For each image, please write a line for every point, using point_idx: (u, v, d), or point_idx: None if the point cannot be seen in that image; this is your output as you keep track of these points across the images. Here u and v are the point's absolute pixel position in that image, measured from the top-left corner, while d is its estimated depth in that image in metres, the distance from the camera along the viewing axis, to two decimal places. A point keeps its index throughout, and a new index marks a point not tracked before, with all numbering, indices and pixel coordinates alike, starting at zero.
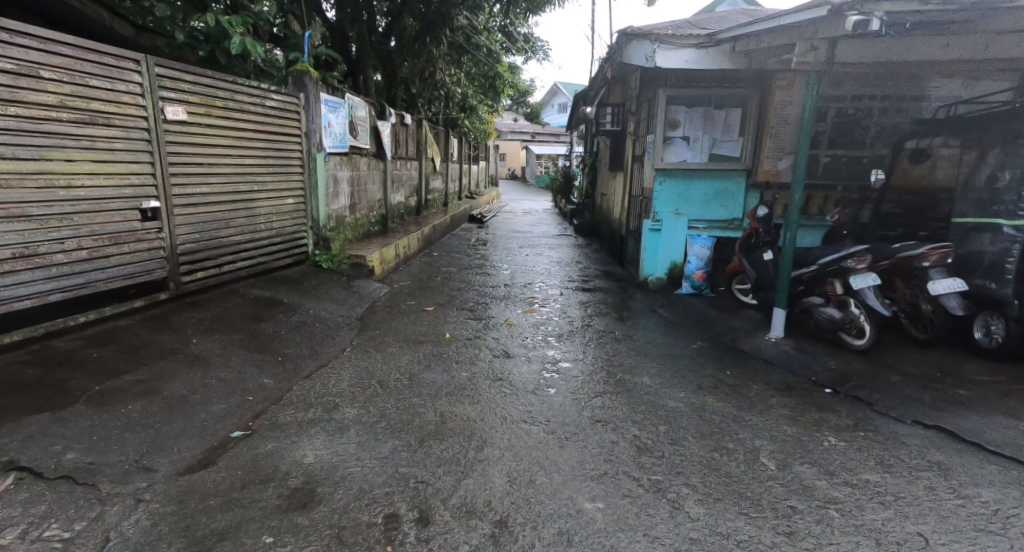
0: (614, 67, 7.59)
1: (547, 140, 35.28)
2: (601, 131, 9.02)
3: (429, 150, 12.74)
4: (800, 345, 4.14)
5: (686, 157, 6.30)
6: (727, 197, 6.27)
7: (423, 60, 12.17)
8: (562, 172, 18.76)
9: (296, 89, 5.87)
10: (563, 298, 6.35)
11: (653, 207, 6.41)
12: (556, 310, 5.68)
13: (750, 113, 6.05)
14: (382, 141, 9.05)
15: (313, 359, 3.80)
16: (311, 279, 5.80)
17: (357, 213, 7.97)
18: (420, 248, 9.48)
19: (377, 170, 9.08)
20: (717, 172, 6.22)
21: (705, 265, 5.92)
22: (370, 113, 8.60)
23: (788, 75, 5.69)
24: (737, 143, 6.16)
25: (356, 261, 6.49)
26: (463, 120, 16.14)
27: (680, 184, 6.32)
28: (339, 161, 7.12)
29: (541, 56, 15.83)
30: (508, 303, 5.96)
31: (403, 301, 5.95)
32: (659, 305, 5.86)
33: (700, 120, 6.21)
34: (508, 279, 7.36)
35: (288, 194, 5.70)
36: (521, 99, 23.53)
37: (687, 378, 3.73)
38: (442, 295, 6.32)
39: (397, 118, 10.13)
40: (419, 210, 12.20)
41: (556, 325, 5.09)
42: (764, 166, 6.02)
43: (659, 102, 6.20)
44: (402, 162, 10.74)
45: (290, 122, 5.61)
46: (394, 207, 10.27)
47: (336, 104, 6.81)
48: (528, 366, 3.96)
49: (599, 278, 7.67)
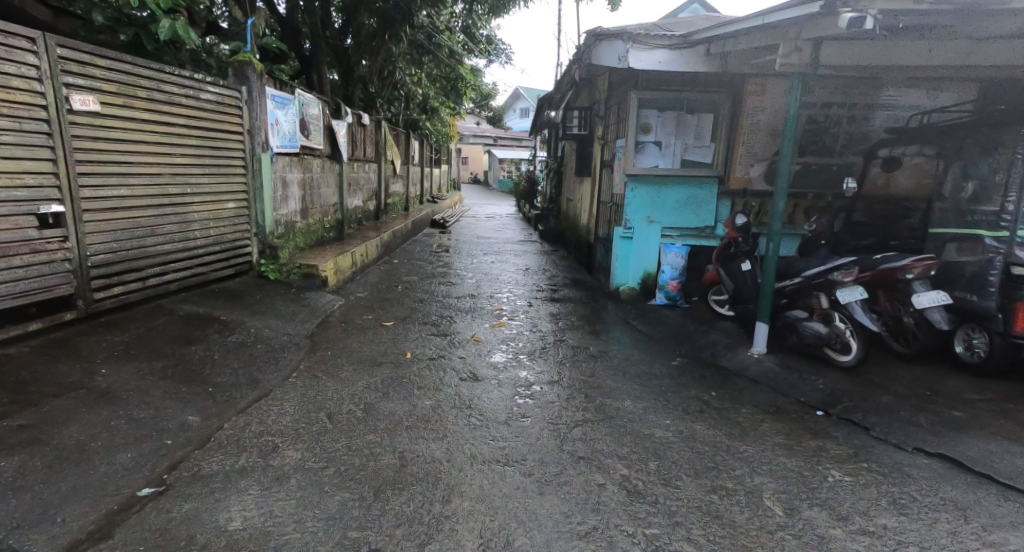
0: (581, 68, 7.34)
1: (509, 145, 35.04)
2: (567, 135, 8.75)
3: (389, 152, 12.25)
4: (784, 361, 3.90)
5: (657, 162, 6.08)
6: (699, 204, 6.05)
7: (381, 59, 11.72)
8: (526, 177, 18.51)
9: (237, 82, 5.38)
10: (532, 309, 6.00)
11: (624, 215, 6.13)
12: (525, 324, 5.33)
13: (721, 118, 5.87)
14: (337, 142, 8.52)
15: (251, 388, 3.31)
16: (254, 292, 5.26)
17: (309, 219, 7.43)
18: (379, 255, 8.98)
19: (332, 173, 8.55)
20: (690, 178, 6.01)
21: (679, 275, 5.66)
22: (323, 112, 8.06)
23: (760, 80, 5.51)
24: (709, 149, 5.98)
25: (307, 271, 5.96)
26: (424, 122, 15.69)
27: (651, 191, 6.08)
28: (288, 162, 6.58)
29: (503, 59, 15.56)
30: (474, 316, 5.57)
31: (358, 315, 5.47)
32: (632, 317, 5.58)
33: (672, 124, 6.00)
34: (474, 289, 6.96)
35: (227, 197, 5.18)
36: (484, 103, 23.26)
37: (671, 402, 3.43)
38: (402, 308, 5.87)
39: (354, 118, 9.63)
40: (379, 215, 11.68)
41: (525, 340, 4.73)
42: (736, 173, 5.83)
43: (630, 104, 5.94)
44: (360, 165, 10.22)
45: (228, 117, 5.10)
46: (351, 212, 9.73)
47: (285, 100, 6.28)
48: (498, 390, 3.58)
49: (567, 287, 7.36)
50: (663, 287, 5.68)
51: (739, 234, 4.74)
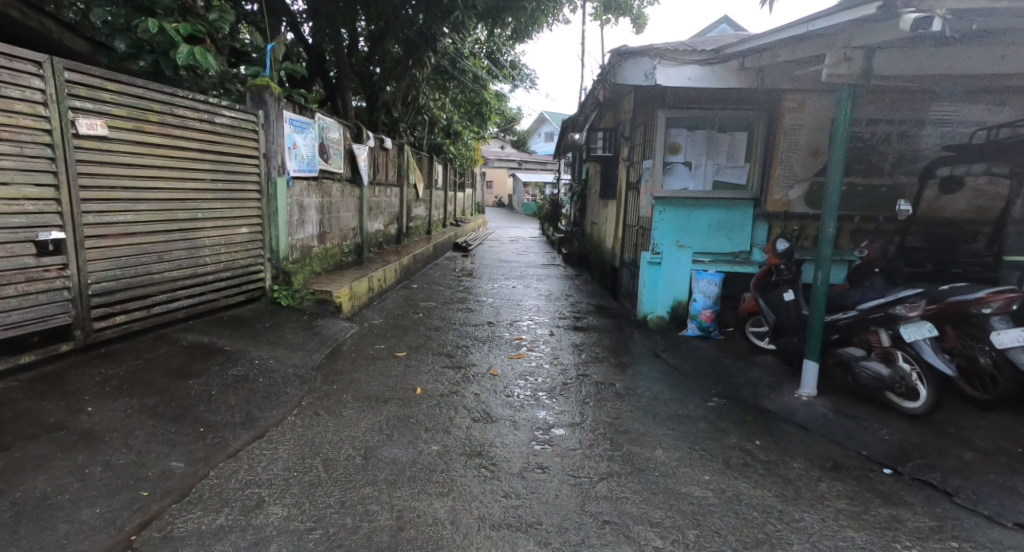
0: (606, 88, 7.09)
1: (533, 168, 35.05)
2: (591, 156, 8.48)
3: (411, 176, 12.18)
4: (838, 406, 3.49)
5: (687, 183, 5.76)
6: (733, 227, 5.68)
7: (405, 83, 11.73)
8: (549, 200, 18.31)
9: (254, 105, 5.24)
10: (554, 339, 5.66)
11: (653, 239, 5.81)
12: (546, 355, 5.00)
13: (757, 137, 5.51)
14: (357, 165, 8.43)
15: (248, 428, 3.06)
16: (264, 319, 5.05)
17: (326, 242, 7.28)
18: (398, 280, 8.78)
19: (352, 197, 8.44)
20: (722, 200, 5.66)
21: (712, 304, 5.24)
22: (344, 135, 7.98)
23: (800, 96, 5.16)
24: (743, 169, 5.63)
25: (321, 297, 5.77)
26: (448, 146, 15.66)
27: (681, 214, 5.75)
28: (306, 186, 6.46)
29: (528, 83, 15.50)
30: (492, 347, 5.26)
31: (371, 345, 5.22)
32: (662, 349, 5.20)
33: (703, 144, 5.68)
34: (493, 317, 6.65)
35: (241, 223, 5.01)
36: (508, 127, 23.30)
37: (711, 452, 3.04)
38: (417, 337, 5.60)
39: (376, 142, 9.56)
40: (400, 239, 11.55)
41: (545, 375, 4.40)
42: (773, 195, 5.46)
43: (658, 123, 5.64)
44: (382, 188, 10.13)
45: (244, 141, 4.96)
46: (371, 235, 9.59)
47: (303, 124, 6.17)
48: (514, 434, 3.24)
49: (592, 315, 7.01)
50: (696, 317, 5.26)
51: (781, 261, 4.36)
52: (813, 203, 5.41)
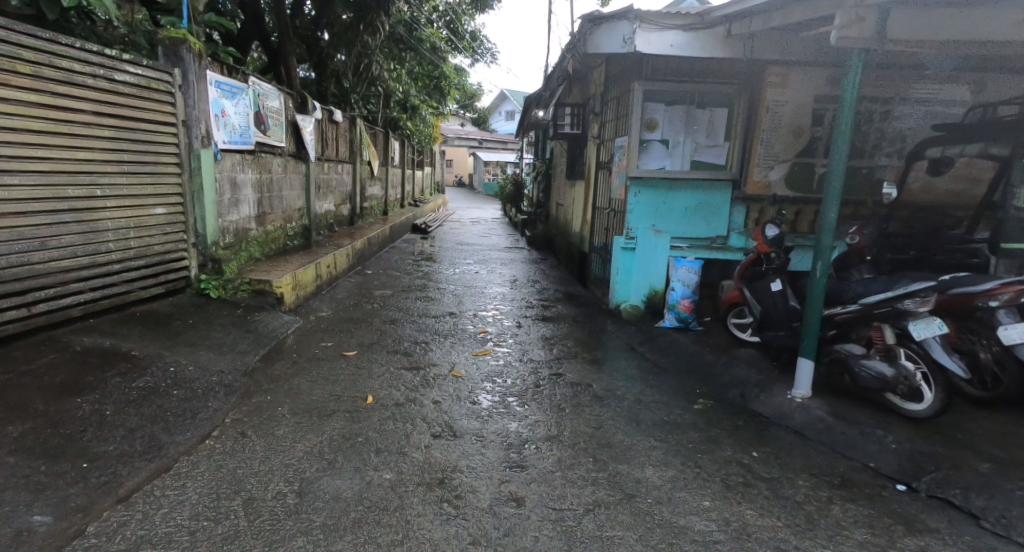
0: (576, 59, 6.58)
1: (495, 148, 34.33)
2: (558, 134, 8.00)
3: (365, 152, 11.41)
4: (837, 408, 3.14)
5: (664, 163, 5.37)
6: (711, 211, 5.36)
7: (357, 52, 10.90)
8: (511, 180, 17.79)
9: (169, 63, 4.63)
10: (521, 331, 5.21)
11: (626, 222, 5.44)
12: (513, 351, 4.55)
13: (737, 113, 5.12)
14: (303, 140, 7.68)
15: (148, 459, 2.56)
16: (172, 319, 4.35)
17: (266, 225, 6.58)
18: (351, 265, 8.15)
19: (297, 174, 7.70)
20: (700, 182, 5.31)
21: (691, 293, 4.88)
22: (286, 106, 7.22)
23: (782, 69, 4.71)
24: (723, 148, 5.25)
25: (257, 288, 5.20)
26: (405, 121, 14.87)
27: (657, 196, 5.38)
28: (239, 160, 5.76)
29: (489, 59, 14.87)
30: (454, 342, 4.77)
31: (316, 342, 4.64)
32: (637, 342, 4.81)
33: (681, 119, 5.28)
34: (455, 307, 6.14)
35: (155, 201, 4.45)
36: (468, 104, 22.55)
37: (704, 470, 2.65)
38: (369, 331, 5.05)
39: (324, 114, 8.82)
40: (354, 220, 10.83)
41: (515, 375, 3.95)
42: (754, 176, 5.05)
43: (634, 96, 5.20)
44: (332, 166, 9.38)
45: (156, 105, 4.38)
46: (320, 217, 8.87)
47: (233, 89, 5.44)
48: (479, 453, 2.79)
49: (559, 303, 6.59)
50: (673, 307, 4.89)
51: (771, 249, 3.97)
52: (793, 185, 5.03)
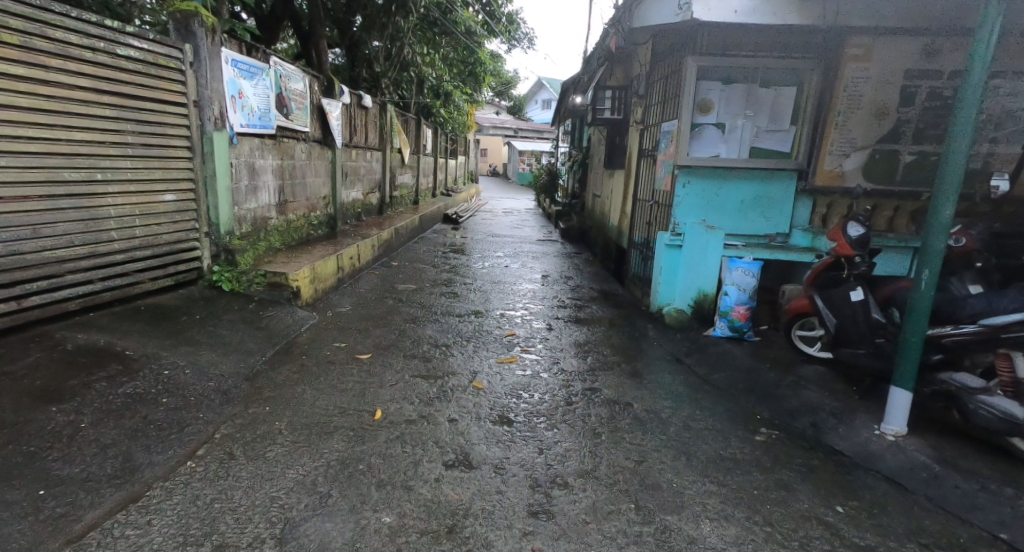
0: (620, 37, 6.01)
1: (530, 137, 33.71)
2: (597, 119, 7.42)
3: (396, 139, 11.06)
4: (940, 451, 2.59)
5: (718, 150, 4.77)
6: (771, 204, 4.82)
7: (390, 36, 10.52)
8: (545, 170, 17.23)
9: (180, 38, 4.25)
10: (553, 335, 4.74)
11: (673, 217, 4.89)
12: (543, 359, 4.08)
13: (807, 94, 4.54)
14: (329, 125, 7.35)
15: (118, 485, 2.20)
16: (175, 312, 3.99)
17: (288, 213, 6.28)
18: (377, 256, 7.82)
19: (322, 161, 7.38)
20: (759, 172, 4.75)
21: (748, 299, 4.28)
22: (311, 88, 6.87)
23: (866, 40, 4.20)
24: (787, 134, 4.67)
25: (273, 281, 4.82)
26: (438, 108, 14.45)
27: (709, 187, 4.83)
28: (259, 145, 5.44)
29: (526, 44, 14.28)
30: (478, 346, 4.33)
31: (330, 341, 4.29)
32: (683, 352, 4.29)
33: (741, 101, 4.69)
34: (481, 305, 5.70)
35: (163, 187, 4.12)
36: (504, 92, 21.99)
37: (779, 530, 2.15)
38: (388, 329, 4.67)
39: (353, 99, 8.48)
40: (383, 209, 10.51)
41: (544, 390, 3.49)
42: (824, 166, 4.53)
43: (688, 74, 4.60)
44: (360, 153, 9.04)
45: (163, 83, 4.02)
46: (347, 205, 8.56)
47: (253, 70, 5.08)
48: (500, 491, 2.35)
49: (596, 302, 6.09)
50: (726, 314, 4.32)
51: (854, 251, 3.34)
52: (874, 176, 4.48)
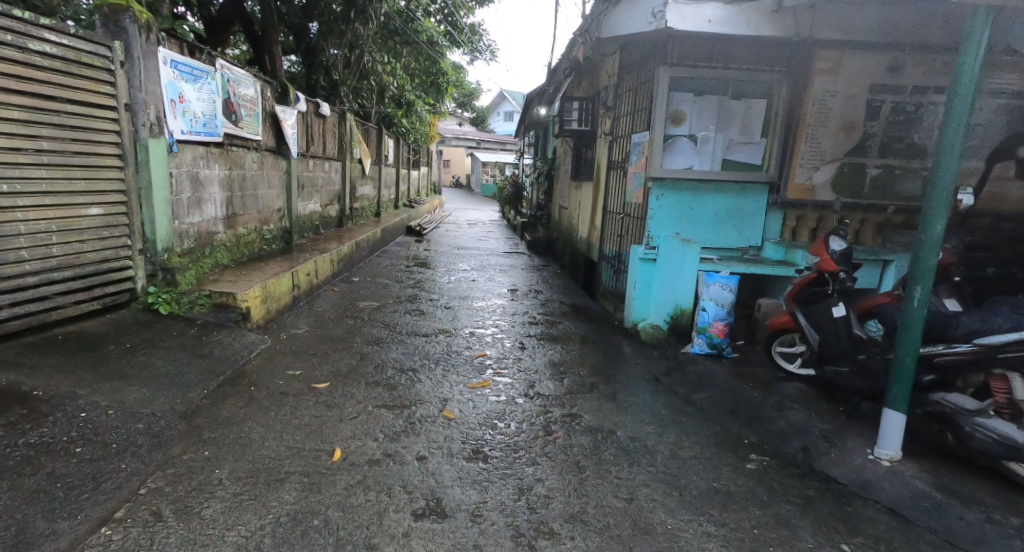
0: (587, 45, 5.92)
1: (493, 148, 33.65)
2: (564, 130, 7.29)
3: (356, 149, 10.70)
4: (940, 479, 2.46)
5: (691, 162, 4.65)
6: (744, 217, 4.72)
7: (349, 43, 10.20)
8: (510, 181, 17.08)
9: (108, 34, 3.91)
10: (525, 355, 4.51)
11: (648, 230, 4.76)
12: (517, 382, 3.84)
13: (777, 107, 4.44)
14: (283, 133, 6.96)
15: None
16: (100, 342, 3.59)
17: (238, 227, 5.86)
18: (337, 271, 7.45)
19: (276, 172, 6.98)
20: (732, 185, 4.67)
21: (726, 315, 4.15)
22: (264, 95, 6.49)
23: (834, 53, 4.07)
24: (759, 146, 4.57)
25: (219, 302, 4.44)
26: (400, 118, 14.15)
27: (682, 200, 4.72)
28: (204, 154, 5.04)
29: (489, 55, 14.18)
30: (447, 370, 4.07)
31: (284, 367, 3.94)
32: (662, 371, 4.11)
33: (713, 112, 4.57)
34: (448, 323, 5.42)
35: (87, 199, 3.77)
36: (467, 103, 21.85)
37: None
38: (348, 352, 4.35)
39: (310, 107, 8.11)
40: (343, 222, 10.12)
41: (519, 418, 3.25)
42: (796, 179, 4.40)
43: (661, 84, 4.47)
44: (317, 163, 8.66)
45: (88, 84, 3.70)
46: (304, 218, 8.15)
47: (196, 72, 4.76)
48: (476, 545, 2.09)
49: (567, 318, 5.90)
50: (705, 331, 4.18)
51: (838, 266, 3.22)
52: (841, 188, 4.35)
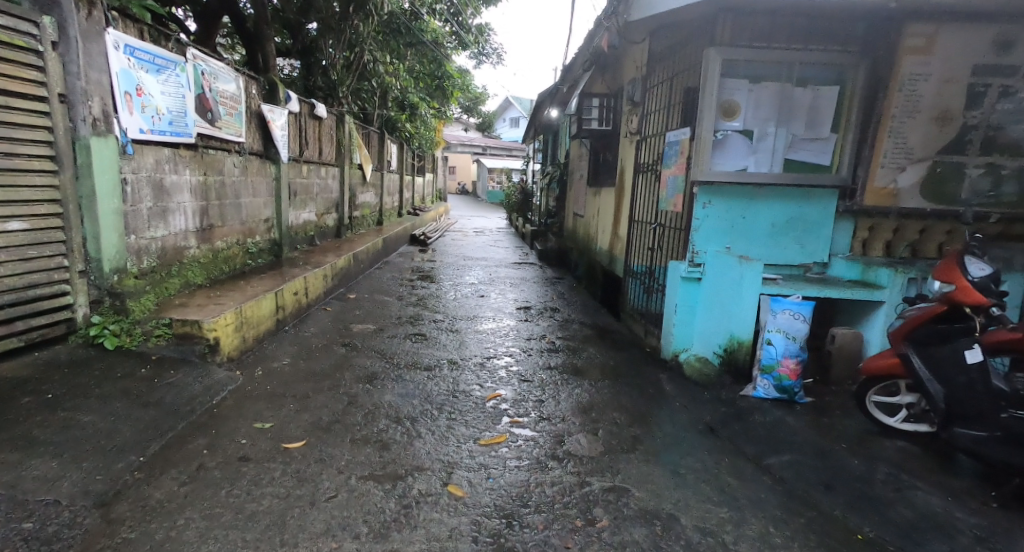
0: (615, 32, 5.27)
1: (500, 154, 32.98)
2: (583, 130, 6.53)
3: (356, 154, 9.98)
4: None
5: (744, 163, 3.89)
6: (808, 227, 3.99)
7: (347, 41, 9.47)
8: (518, 187, 16.34)
9: (37, 9, 3.21)
10: (547, 396, 3.75)
11: (692, 243, 4.03)
12: (541, 438, 3.10)
13: (851, 94, 3.70)
14: (271, 135, 6.22)
15: None
16: (13, 391, 2.88)
17: (215, 241, 5.14)
18: (332, 287, 6.73)
19: (263, 178, 6.24)
20: (794, 189, 3.93)
21: (800, 350, 3.34)
22: (248, 92, 5.76)
23: (930, 27, 3.41)
24: (828, 143, 3.82)
25: (182, 332, 3.67)
26: (403, 122, 13.42)
27: (734, 208, 3.99)
28: (171, 157, 4.29)
29: (497, 58, 13.50)
30: (453, 417, 3.33)
31: (253, 415, 3.19)
32: (719, 417, 3.35)
33: (773, 102, 3.81)
34: (454, 351, 4.67)
35: (6, 212, 3.06)
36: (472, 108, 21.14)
37: None
38: (335, 393, 3.60)
39: (303, 107, 7.40)
40: (340, 231, 9.38)
41: (547, 496, 2.50)
42: (874, 182, 3.70)
43: (712, 69, 3.72)
44: (312, 169, 7.92)
45: (6, 67, 3.00)
46: (296, 228, 7.42)
47: (160, 63, 4.02)
48: None
49: (590, 342, 5.14)
50: (772, 369, 3.39)
51: (987, 299, 2.48)
52: (932, 194, 3.68)
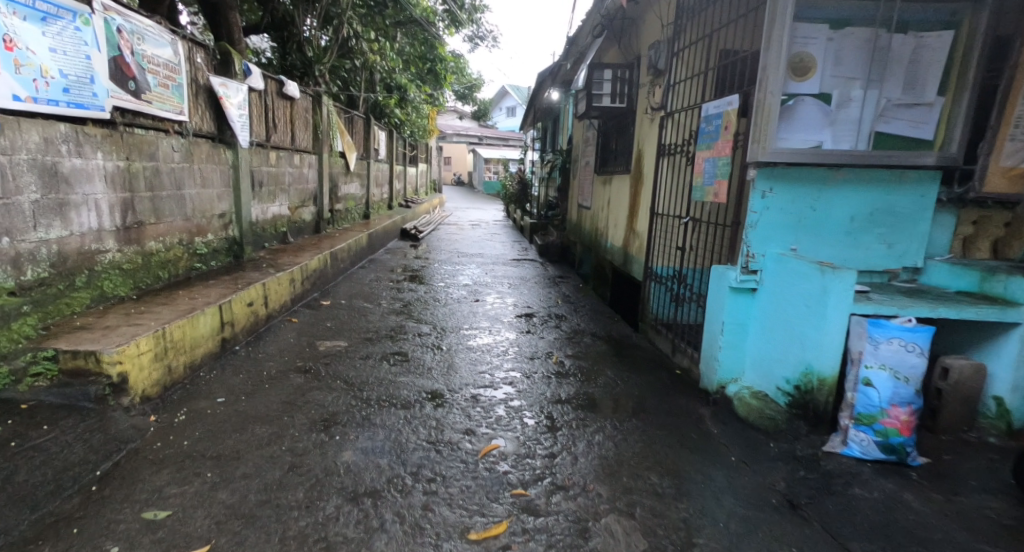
0: None
1: (496, 144, 31.90)
2: (593, 107, 5.56)
3: (337, 140, 8.97)
4: None
5: (821, 137, 2.95)
6: (898, 222, 3.08)
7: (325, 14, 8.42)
8: (516, 178, 15.37)
9: None
10: (561, 449, 2.81)
11: (747, 246, 3.09)
12: (557, 527, 2.18)
13: (964, 45, 2.84)
14: (225, 114, 5.20)
15: None
16: None
17: (146, 242, 4.16)
18: (302, 291, 5.78)
19: (217, 165, 5.24)
20: (884, 173, 3.01)
21: (911, 395, 2.48)
22: (194, 62, 4.76)
23: None
24: (930, 110, 2.94)
25: (70, 368, 2.72)
26: (392, 108, 12.37)
27: (805, 198, 3.06)
28: (68, 134, 3.29)
29: (493, 41, 12.52)
30: (432, 490, 2.38)
31: (145, 494, 2.23)
32: (801, 487, 2.44)
33: (860, 55, 2.90)
34: (439, 379, 3.70)
35: None
36: (467, 96, 20.06)
37: None
38: (273, 450, 2.65)
39: (269, 84, 6.39)
40: (319, 227, 8.39)
41: None
42: (998, 162, 2.88)
43: (783, 11, 2.78)
44: (281, 156, 6.91)
45: None
46: (262, 223, 6.44)
47: (42, 9, 3.00)
48: None
49: (608, 362, 4.21)
50: (872, 420, 2.53)
51: None
52: None
